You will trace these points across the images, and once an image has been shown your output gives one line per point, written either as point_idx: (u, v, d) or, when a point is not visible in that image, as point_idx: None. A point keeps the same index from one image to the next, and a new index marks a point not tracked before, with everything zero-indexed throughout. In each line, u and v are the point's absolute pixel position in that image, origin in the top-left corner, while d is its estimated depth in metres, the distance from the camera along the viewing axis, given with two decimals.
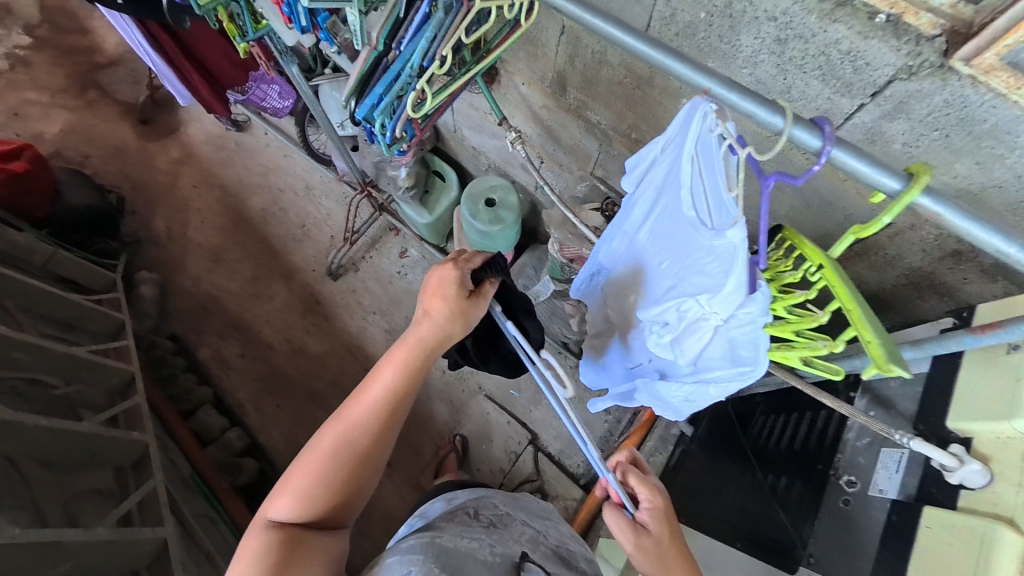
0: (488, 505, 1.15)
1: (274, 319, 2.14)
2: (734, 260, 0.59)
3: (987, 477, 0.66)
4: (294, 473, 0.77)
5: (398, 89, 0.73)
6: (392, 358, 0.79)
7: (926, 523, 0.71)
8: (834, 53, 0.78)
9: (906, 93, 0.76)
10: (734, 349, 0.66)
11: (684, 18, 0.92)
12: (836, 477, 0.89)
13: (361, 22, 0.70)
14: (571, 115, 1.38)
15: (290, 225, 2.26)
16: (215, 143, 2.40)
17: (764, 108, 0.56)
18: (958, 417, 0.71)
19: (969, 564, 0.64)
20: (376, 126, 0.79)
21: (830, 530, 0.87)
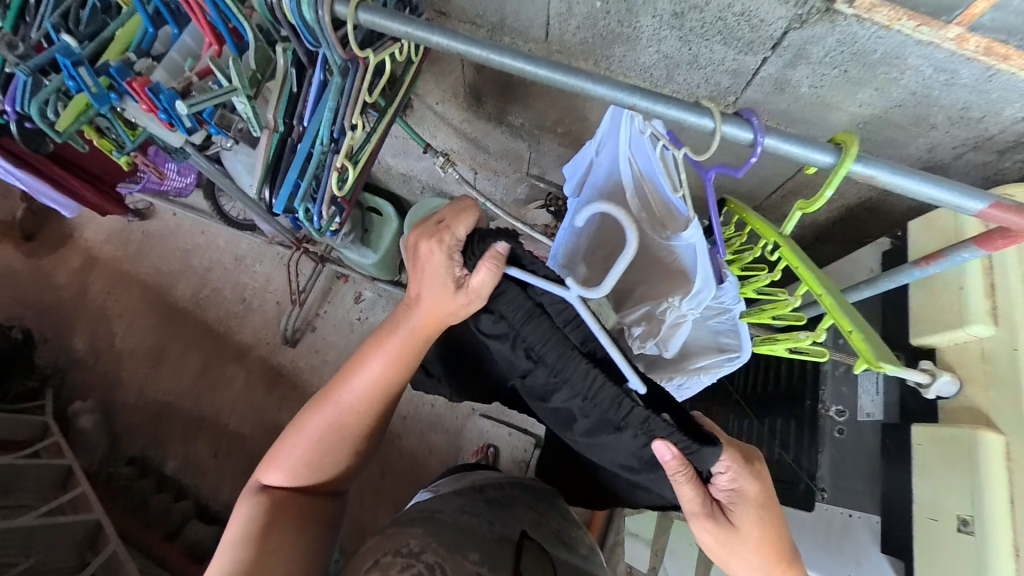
0: (493, 485, 0.99)
1: (241, 405, 1.99)
2: (698, 256, 0.66)
3: (956, 387, 0.75)
4: (283, 445, 0.78)
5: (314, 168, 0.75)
6: (378, 347, 0.73)
7: (918, 441, 0.77)
8: (730, 16, 0.80)
9: (802, 40, 0.80)
10: (719, 337, 0.73)
11: (581, 12, 0.91)
12: (825, 410, 0.92)
13: (254, 108, 0.71)
14: (493, 123, 1.35)
15: (227, 302, 2.09)
16: (117, 239, 2.16)
17: (693, 113, 0.54)
18: (919, 333, 0.80)
19: (964, 472, 0.70)
20: (302, 212, 0.82)
21: (831, 462, 0.89)
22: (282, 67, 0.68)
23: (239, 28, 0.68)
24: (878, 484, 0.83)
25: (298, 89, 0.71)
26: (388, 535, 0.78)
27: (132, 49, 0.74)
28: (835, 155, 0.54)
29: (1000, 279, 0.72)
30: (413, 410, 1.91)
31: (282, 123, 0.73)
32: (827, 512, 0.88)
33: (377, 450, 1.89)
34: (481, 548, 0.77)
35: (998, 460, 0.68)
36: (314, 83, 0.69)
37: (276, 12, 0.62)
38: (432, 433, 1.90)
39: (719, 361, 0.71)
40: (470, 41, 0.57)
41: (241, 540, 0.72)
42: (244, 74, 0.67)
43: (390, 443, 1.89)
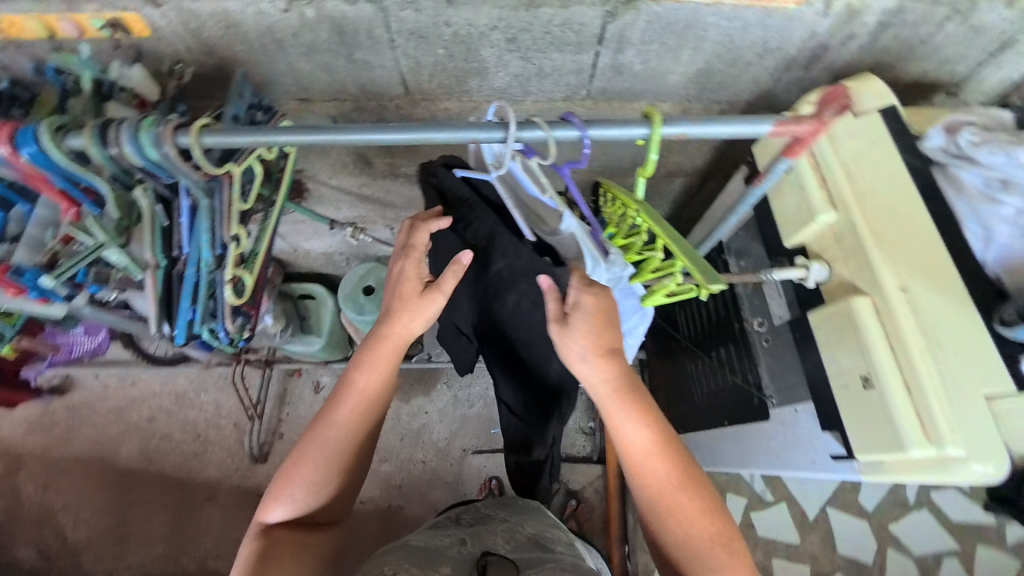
0: (470, 511, 0.99)
1: (229, 544, 1.83)
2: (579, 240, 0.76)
3: (828, 270, 0.72)
4: (282, 477, 0.78)
5: (205, 290, 0.80)
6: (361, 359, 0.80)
7: (820, 329, 0.71)
8: (554, 28, 0.91)
9: (619, 29, 0.92)
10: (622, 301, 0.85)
11: (429, 61, 0.99)
12: (752, 325, 0.94)
13: (126, 254, 0.78)
14: (390, 179, 1.39)
15: (181, 444, 1.95)
16: (40, 425, 1.97)
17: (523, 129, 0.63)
18: (789, 235, 0.78)
19: (860, 343, 0.64)
20: (207, 335, 0.85)
21: (771, 368, 0.89)
22: (147, 207, 0.74)
23: (86, 186, 0.74)
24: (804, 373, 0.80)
25: (167, 223, 0.78)
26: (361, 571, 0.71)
27: None
28: (644, 126, 0.64)
29: (826, 170, 0.73)
30: (409, 476, 1.83)
31: (162, 257, 0.78)
32: (781, 413, 0.85)
33: (386, 531, 1.78)
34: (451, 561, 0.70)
35: (875, 319, 0.63)
36: (184, 211, 0.76)
37: (117, 160, 0.69)
38: (433, 491, 1.81)
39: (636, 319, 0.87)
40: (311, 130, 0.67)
41: None
42: (108, 228, 0.76)
43: (398, 518, 1.80)
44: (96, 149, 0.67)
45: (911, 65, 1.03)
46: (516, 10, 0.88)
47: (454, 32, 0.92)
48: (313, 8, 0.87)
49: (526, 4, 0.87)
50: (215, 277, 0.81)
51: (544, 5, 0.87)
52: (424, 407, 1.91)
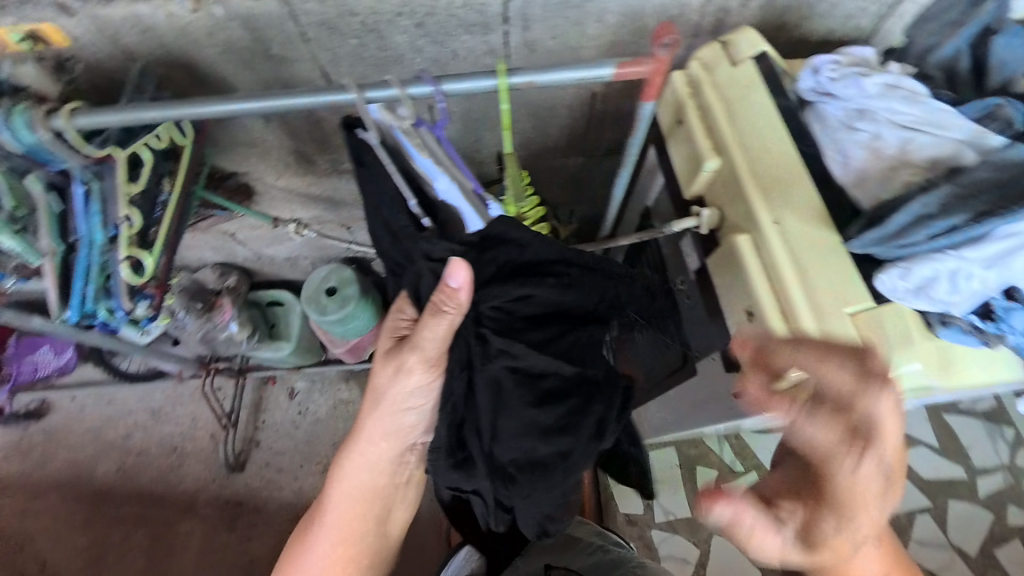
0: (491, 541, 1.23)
1: (205, 561, 1.79)
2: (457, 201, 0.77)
3: (717, 214, 0.79)
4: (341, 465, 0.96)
5: (98, 271, 0.88)
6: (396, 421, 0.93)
7: (713, 264, 0.80)
8: (459, 10, 0.96)
9: (521, 6, 0.96)
10: None
11: (347, 51, 1.03)
12: (677, 286, 0.96)
13: (22, 241, 0.84)
14: (334, 176, 1.43)
15: (158, 460, 1.97)
16: (15, 453, 2.04)
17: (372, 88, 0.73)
18: (688, 187, 0.84)
19: (740, 277, 0.74)
20: (100, 314, 0.92)
21: (693, 328, 0.93)
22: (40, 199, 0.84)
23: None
24: (715, 322, 0.84)
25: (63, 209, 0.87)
26: None
27: None
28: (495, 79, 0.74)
29: (710, 118, 0.81)
30: None
31: (59, 243, 0.87)
32: (710, 364, 0.89)
33: None
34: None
35: (751, 251, 0.73)
36: (79, 200, 0.85)
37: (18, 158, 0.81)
38: None
39: None
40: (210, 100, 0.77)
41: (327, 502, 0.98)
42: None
43: None
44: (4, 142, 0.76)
45: (815, 19, 1.05)
46: None
47: (363, 20, 0.96)
48: (222, 6, 0.91)
49: None
50: (111, 260, 0.89)
51: None
52: None
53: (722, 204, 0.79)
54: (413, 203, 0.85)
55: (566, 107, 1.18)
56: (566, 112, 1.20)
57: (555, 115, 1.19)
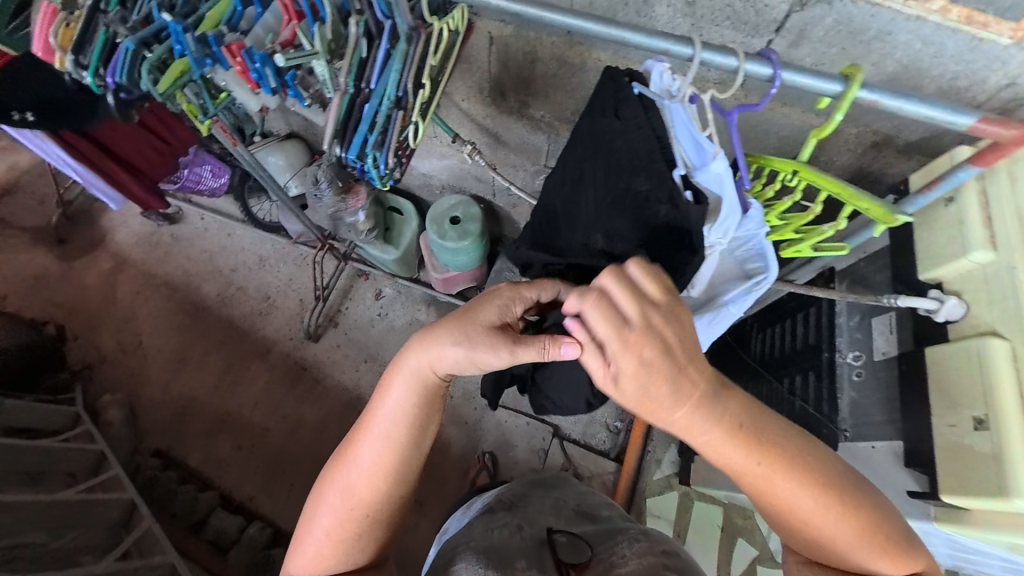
0: (509, 493, 1.14)
1: (261, 401, 2.01)
2: (723, 187, 0.64)
3: (964, 309, 0.74)
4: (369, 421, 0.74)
5: (382, 124, 0.74)
6: (391, 418, 0.73)
7: (932, 363, 0.76)
8: (738, 2, 0.90)
9: (803, 21, 0.89)
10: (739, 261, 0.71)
11: (602, 3, 1.02)
12: (842, 358, 0.92)
13: (328, 70, 0.70)
14: (514, 117, 1.45)
15: (252, 301, 2.19)
16: (148, 243, 2.35)
17: (719, 52, 0.63)
18: (928, 269, 0.80)
19: (974, 383, 0.69)
20: (368, 163, 0.80)
21: (853, 404, 0.89)
22: (353, 36, 0.68)
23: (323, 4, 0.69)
24: (895, 414, 0.82)
25: (367, 53, 0.70)
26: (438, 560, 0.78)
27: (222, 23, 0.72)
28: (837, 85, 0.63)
29: (996, 210, 0.73)
30: None
31: (352, 85, 0.71)
32: (852, 449, 0.88)
33: None
34: (526, 557, 0.87)
35: (1007, 362, 0.67)
36: (382, 49, 0.69)
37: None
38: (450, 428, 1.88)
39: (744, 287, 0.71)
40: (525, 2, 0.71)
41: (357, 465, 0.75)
42: (323, 38, 0.67)
43: None
44: None
45: None
46: None
47: None
48: None
49: None
50: (398, 118, 0.77)
51: None
52: None
53: (973, 300, 0.74)
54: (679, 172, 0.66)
55: None
56: None
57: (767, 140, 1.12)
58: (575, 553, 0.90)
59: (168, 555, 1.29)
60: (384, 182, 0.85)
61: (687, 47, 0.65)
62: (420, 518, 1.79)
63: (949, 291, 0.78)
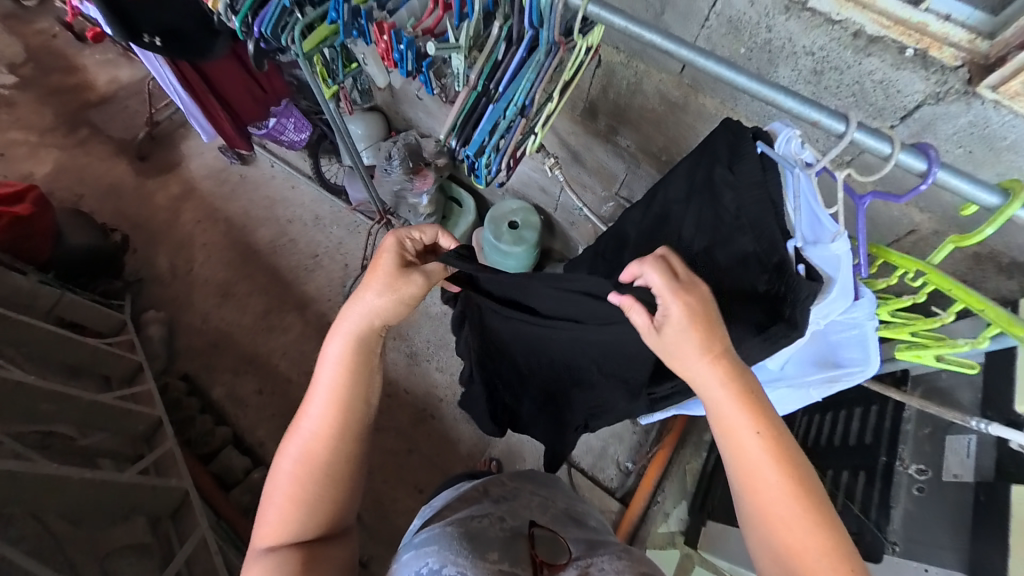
0: (497, 484, 1.11)
1: (289, 352, 2.08)
2: (837, 271, 0.60)
3: None
4: (302, 413, 0.70)
5: (502, 126, 0.76)
6: (313, 396, 0.70)
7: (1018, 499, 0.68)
8: (868, 82, 0.88)
9: (934, 115, 0.86)
10: (838, 350, 0.66)
11: (724, 53, 1.01)
12: (903, 467, 0.86)
13: (463, 65, 0.72)
14: (598, 140, 1.45)
15: (300, 255, 2.26)
16: (218, 177, 2.46)
17: (873, 136, 0.53)
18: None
19: None
20: (479, 161, 0.80)
21: (907, 519, 0.82)
22: (493, 37, 0.69)
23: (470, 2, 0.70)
24: (963, 543, 0.72)
25: (501, 57, 0.71)
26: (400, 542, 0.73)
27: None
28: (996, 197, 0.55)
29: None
30: (449, 395, 1.95)
31: (480, 84, 0.73)
32: (898, 565, 0.79)
33: (409, 428, 1.92)
34: (500, 549, 0.84)
35: None
36: (519, 56, 0.70)
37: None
38: (461, 424, 1.91)
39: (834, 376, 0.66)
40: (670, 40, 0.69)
41: (295, 472, 0.67)
42: (469, 33, 0.69)
43: (422, 422, 1.92)
44: None
45: None
46: (844, 46, 0.87)
47: (768, 39, 0.94)
48: None
49: (859, 46, 0.85)
50: (518, 123, 0.77)
51: (874, 55, 0.85)
52: None
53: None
54: (792, 244, 0.62)
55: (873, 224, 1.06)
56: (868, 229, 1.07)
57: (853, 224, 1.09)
58: (553, 551, 0.87)
59: (184, 481, 1.36)
60: (490, 184, 0.85)
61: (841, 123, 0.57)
62: (413, 504, 1.82)
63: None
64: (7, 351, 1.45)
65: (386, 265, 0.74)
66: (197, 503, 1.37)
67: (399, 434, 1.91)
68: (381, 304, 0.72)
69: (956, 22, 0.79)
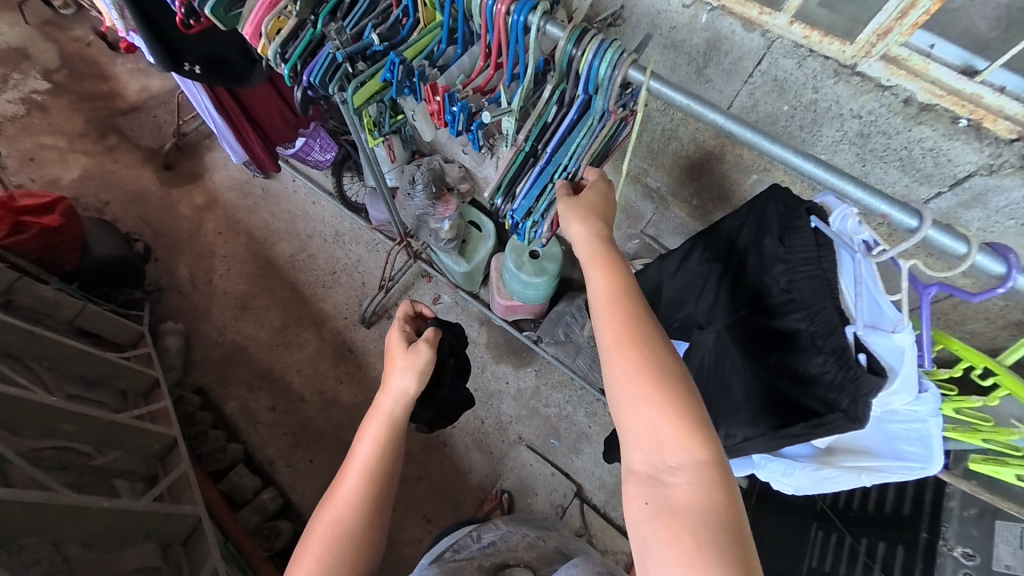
0: (488, 528, 1.10)
1: (304, 369, 2.07)
2: (902, 363, 0.58)
3: None
4: (338, 485, 0.77)
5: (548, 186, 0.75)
6: (348, 469, 0.77)
7: None
8: (917, 149, 0.87)
9: (985, 186, 0.84)
10: (895, 441, 0.63)
11: (766, 109, 1.00)
12: (947, 549, 0.93)
13: (513, 127, 0.72)
14: (628, 179, 1.44)
15: (319, 271, 2.27)
16: (241, 190, 2.49)
17: (948, 234, 0.53)
18: None
19: None
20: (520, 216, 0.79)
21: None
22: (545, 100, 0.70)
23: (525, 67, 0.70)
24: None
25: (552, 119, 0.71)
26: None
27: (426, 56, 0.74)
28: None
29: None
30: (463, 422, 1.94)
31: (528, 144, 0.72)
32: None
33: (421, 454, 1.90)
34: None
35: None
36: (572, 121, 0.70)
37: (571, 64, 0.65)
38: (474, 452, 1.90)
39: (892, 469, 0.63)
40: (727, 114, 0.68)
41: (328, 542, 0.72)
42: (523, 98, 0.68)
43: (434, 448, 1.91)
44: (568, 44, 0.63)
45: None
46: (895, 113, 0.86)
47: (814, 99, 0.93)
48: (712, 17, 0.95)
49: (910, 113, 0.84)
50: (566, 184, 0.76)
51: (924, 124, 0.84)
52: (506, 376, 2.00)
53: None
54: (852, 330, 0.60)
55: None
56: None
57: None
58: None
59: (196, 506, 1.35)
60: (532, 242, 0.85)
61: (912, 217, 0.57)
62: (421, 532, 1.79)
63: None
64: (32, 363, 1.47)
65: (401, 342, 0.87)
66: (207, 528, 1.36)
67: (410, 460, 1.89)
68: (404, 379, 0.82)
69: (1011, 95, 0.78)
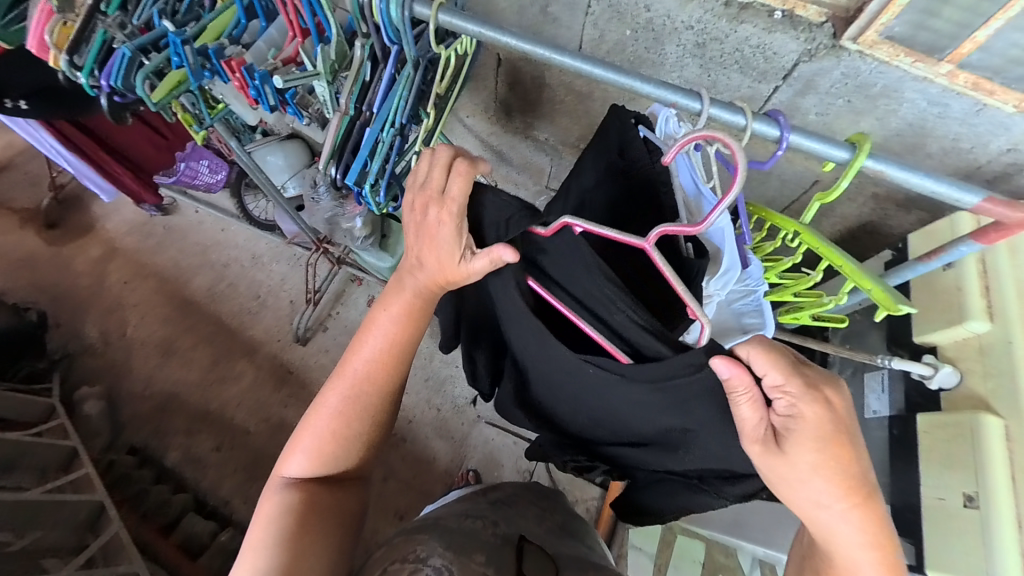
0: (495, 487, 1.04)
1: (245, 401, 1.98)
2: (725, 240, 0.63)
3: (956, 377, 0.74)
4: (347, 360, 0.73)
5: (382, 148, 0.73)
6: (360, 349, 0.72)
7: (924, 429, 0.76)
8: (747, 48, 0.90)
9: (811, 71, 0.88)
10: (741, 318, 0.69)
11: (613, 37, 1.01)
12: None
13: (330, 91, 0.68)
14: (518, 137, 1.43)
15: (241, 298, 2.16)
16: (140, 232, 2.31)
17: (726, 110, 0.58)
18: (922, 331, 0.79)
19: (969, 453, 0.69)
20: (365, 184, 0.77)
21: None
22: (357, 58, 0.66)
23: (325, 23, 0.66)
24: (885, 475, 0.81)
25: (370, 77, 0.68)
26: (398, 544, 0.78)
27: (225, 36, 0.70)
28: (845, 153, 0.59)
29: (994, 282, 0.73)
30: (419, 414, 1.91)
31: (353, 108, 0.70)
32: None
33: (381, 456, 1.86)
34: (486, 550, 0.77)
35: (998, 442, 0.67)
36: (385, 76, 0.68)
37: (365, 12, 0.63)
38: (437, 440, 1.88)
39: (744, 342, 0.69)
40: (534, 41, 0.63)
41: (339, 416, 0.71)
42: (328, 60, 0.65)
43: (393, 447, 1.87)
44: None
45: None
46: (719, 18, 0.88)
47: (648, 18, 0.94)
48: None
49: (732, 15, 0.86)
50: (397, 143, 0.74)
51: (746, 21, 0.86)
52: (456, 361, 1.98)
53: (967, 370, 0.74)
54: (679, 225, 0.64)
55: (784, 183, 1.08)
56: (778, 186, 1.10)
57: (763, 186, 1.11)
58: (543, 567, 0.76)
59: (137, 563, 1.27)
60: (381, 207, 0.84)
61: (696, 101, 0.60)
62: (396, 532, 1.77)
63: (943, 357, 0.77)
64: None
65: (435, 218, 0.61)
66: None
67: None
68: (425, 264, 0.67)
69: None
